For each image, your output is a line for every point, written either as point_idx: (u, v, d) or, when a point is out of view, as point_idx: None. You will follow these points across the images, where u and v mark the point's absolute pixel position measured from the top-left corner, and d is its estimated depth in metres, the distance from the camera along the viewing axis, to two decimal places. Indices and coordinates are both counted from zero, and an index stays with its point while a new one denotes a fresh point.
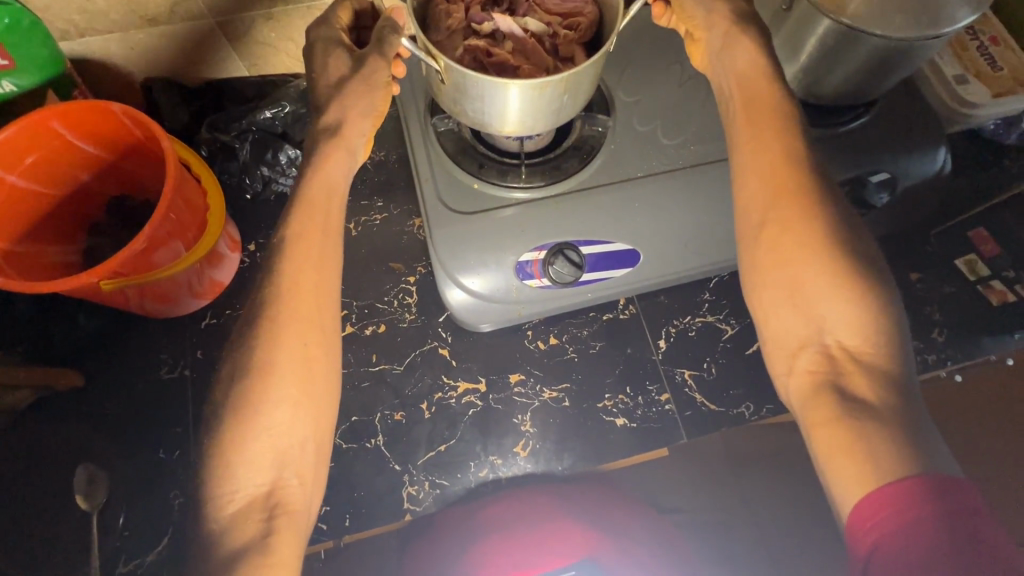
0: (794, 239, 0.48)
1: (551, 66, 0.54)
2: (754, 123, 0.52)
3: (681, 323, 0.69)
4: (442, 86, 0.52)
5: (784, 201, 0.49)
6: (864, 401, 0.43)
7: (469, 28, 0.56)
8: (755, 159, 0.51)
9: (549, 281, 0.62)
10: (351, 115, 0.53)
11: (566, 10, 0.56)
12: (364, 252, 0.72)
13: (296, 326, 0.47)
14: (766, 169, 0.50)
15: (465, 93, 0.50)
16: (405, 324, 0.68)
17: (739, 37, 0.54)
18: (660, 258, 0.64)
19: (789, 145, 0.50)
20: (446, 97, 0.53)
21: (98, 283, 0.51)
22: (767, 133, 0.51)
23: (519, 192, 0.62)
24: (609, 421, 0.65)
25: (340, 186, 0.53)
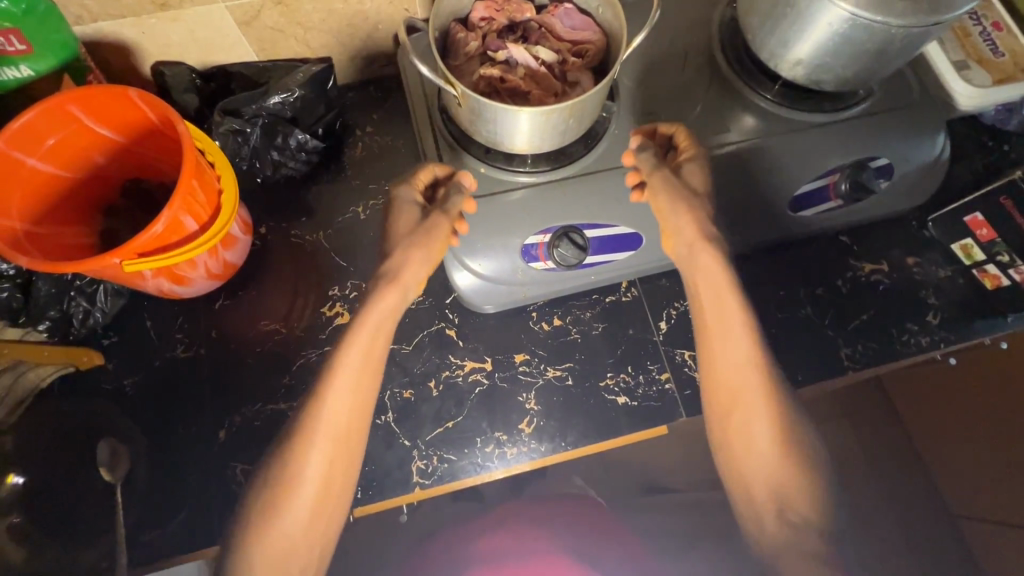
0: (755, 426, 0.59)
1: (559, 91, 0.57)
2: (720, 315, 0.62)
3: (682, 305, 0.71)
4: (459, 108, 0.57)
5: (752, 389, 0.59)
6: (811, 551, 0.56)
7: (485, 56, 0.58)
8: (721, 349, 0.61)
9: (553, 264, 0.64)
10: (409, 265, 0.62)
11: (576, 38, 0.59)
12: (373, 235, 0.73)
13: (331, 446, 0.56)
14: (739, 362, 0.60)
15: (480, 117, 0.56)
16: (412, 305, 0.70)
17: (709, 227, 0.63)
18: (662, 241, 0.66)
19: (747, 338, 0.61)
20: (463, 118, 0.59)
21: (121, 265, 0.53)
22: (728, 325, 0.61)
23: (524, 176, 0.63)
24: (610, 400, 0.67)
25: (386, 325, 0.61)
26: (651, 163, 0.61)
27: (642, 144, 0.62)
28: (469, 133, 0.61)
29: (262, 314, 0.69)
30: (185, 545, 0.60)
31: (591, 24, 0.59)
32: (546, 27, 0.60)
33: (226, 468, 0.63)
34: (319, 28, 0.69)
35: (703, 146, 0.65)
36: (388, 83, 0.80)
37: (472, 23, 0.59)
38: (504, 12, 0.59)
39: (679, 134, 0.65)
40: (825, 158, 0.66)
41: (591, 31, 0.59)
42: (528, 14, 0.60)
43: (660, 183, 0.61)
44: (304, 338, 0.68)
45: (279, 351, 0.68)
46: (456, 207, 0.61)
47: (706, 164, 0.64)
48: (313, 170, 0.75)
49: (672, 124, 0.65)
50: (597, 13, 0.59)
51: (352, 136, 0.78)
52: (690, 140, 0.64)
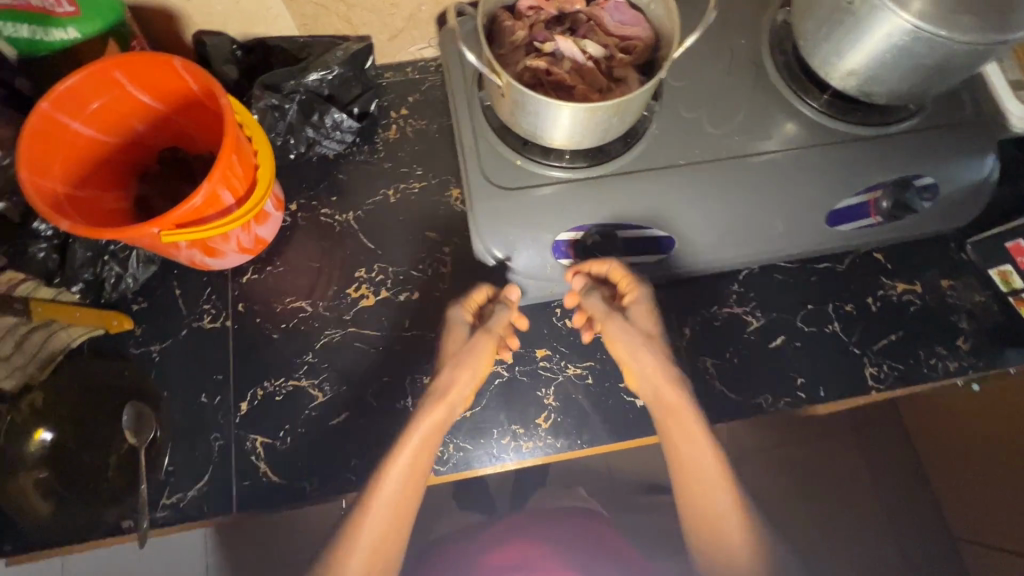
0: (727, 528, 0.60)
1: (605, 86, 0.56)
2: (686, 436, 0.62)
3: (707, 312, 0.70)
4: (501, 99, 0.57)
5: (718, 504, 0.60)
6: None
7: (531, 46, 0.57)
8: (691, 471, 0.61)
9: (584, 261, 0.64)
10: (457, 380, 0.61)
11: (625, 34, 0.58)
12: (403, 219, 0.73)
13: (370, 551, 0.58)
14: (705, 478, 0.61)
15: (523, 109, 0.55)
16: (438, 292, 0.70)
17: (669, 362, 0.64)
18: (693, 247, 0.65)
19: (711, 449, 0.62)
20: (504, 109, 0.59)
21: (159, 235, 0.53)
22: (693, 437, 0.62)
23: (560, 171, 0.63)
24: (629, 402, 0.67)
25: (432, 441, 0.60)
26: (601, 310, 0.64)
27: (589, 287, 0.65)
28: (509, 124, 0.61)
29: (288, 291, 0.70)
30: (203, 512, 0.61)
31: (641, 20, 0.58)
32: (595, 20, 0.59)
33: (246, 440, 0.64)
34: (362, 6, 0.68)
35: (644, 281, 0.67)
36: (426, 66, 0.79)
37: (520, 12, 0.58)
38: (554, 2, 0.58)
39: (616, 273, 0.65)
40: (869, 173, 0.65)
41: (640, 27, 0.58)
42: (577, 5, 0.59)
43: (614, 327, 0.64)
44: (328, 317, 0.69)
45: (304, 328, 0.68)
46: (500, 323, 0.64)
47: (652, 301, 0.66)
48: (347, 149, 0.75)
49: (608, 261, 0.64)
50: (648, 9, 0.57)
51: (387, 118, 0.77)
52: (630, 272, 0.66)
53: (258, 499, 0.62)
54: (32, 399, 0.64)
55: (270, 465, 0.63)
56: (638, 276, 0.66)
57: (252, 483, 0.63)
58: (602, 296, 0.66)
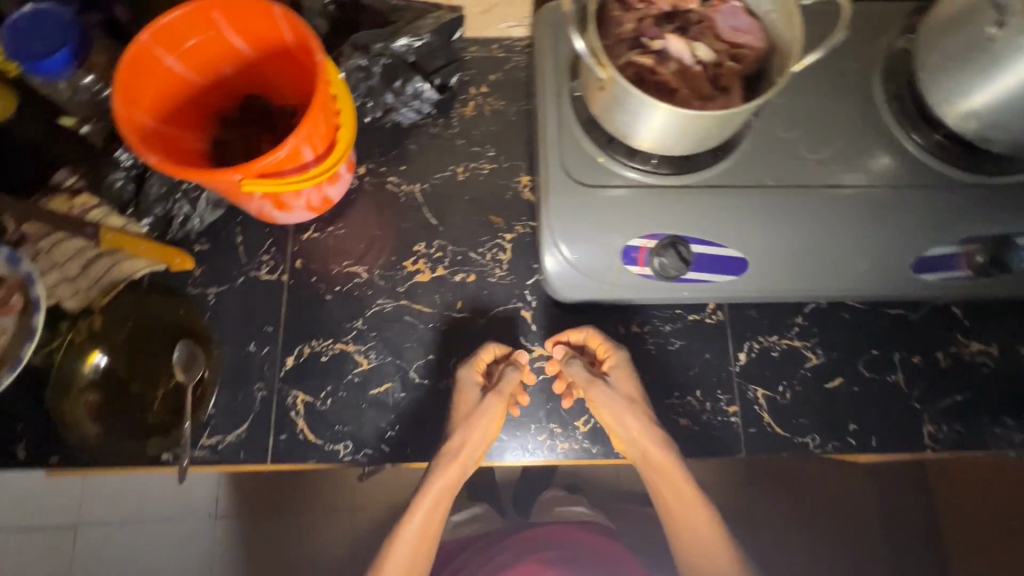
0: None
1: (708, 95, 0.53)
2: (677, 495, 0.63)
3: (766, 341, 0.68)
4: (598, 92, 0.54)
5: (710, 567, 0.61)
6: None
7: (637, 41, 0.54)
8: (687, 532, 0.63)
9: (651, 271, 0.61)
10: (468, 444, 0.61)
11: (737, 40, 0.55)
12: (468, 199, 0.72)
13: None
14: (704, 539, 0.62)
15: (620, 106, 0.53)
16: (494, 279, 0.69)
17: (657, 425, 0.63)
18: (766, 273, 0.62)
19: (700, 499, 0.63)
20: (597, 103, 0.56)
21: (240, 182, 0.53)
22: (683, 501, 0.63)
23: (642, 175, 0.61)
24: (672, 419, 0.66)
25: (445, 495, 0.64)
26: (583, 376, 0.62)
27: (567, 355, 0.65)
28: (599, 119, 0.58)
29: (346, 254, 0.70)
30: (239, 458, 0.63)
31: (756, 29, 0.54)
32: (707, 22, 0.56)
33: (288, 395, 0.65)
34: None
35: (621, 347, 0.66)
36: (512, 45, 0.77)
37: (630, 3, 0.55)
38: None
39: (592, 341, 0.66)
40: (968, 224, 0.61)
41: (754, 35, 0.54)
42: (690, 5, 0.56)
43: (598, 393, 0.61)
44: (382, 286, 0.68)
45: (357, 293, 0.68)
46: (507, 386, 0.62)
47: (631, 366, 0.65)
48: (422, 119, 0.74)
49: (581, 331, 0.66)
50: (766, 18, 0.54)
51: (466, 93, 0.76)
52: (605, 337, 0.65)
53: (294, 454, 0.63)
54: (92, 322, 0.66)
55: (308, 423, 0.64)
56: (614, 342, 0.65)
57: (288, 437, 0.63)
58: (583, 364, 0.64)
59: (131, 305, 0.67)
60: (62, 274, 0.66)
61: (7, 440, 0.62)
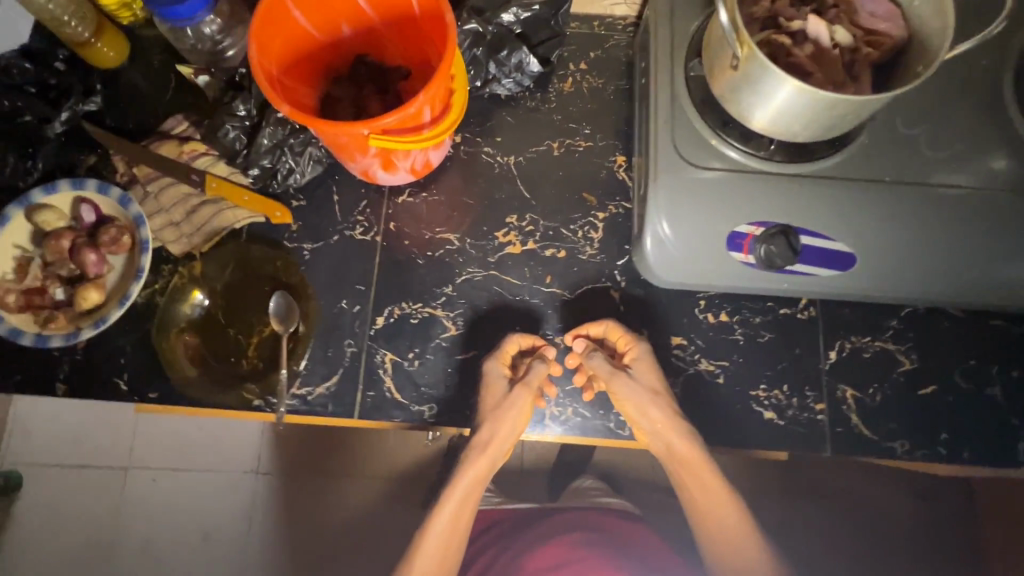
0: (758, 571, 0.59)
1: (840, 81, 0.52)
2: (708, 492, 0.62)
3: (858, 341, 0.66)
4: (729, 70, 0.53)
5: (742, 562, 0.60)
6: None
7: (772, 22, 0.53)
8: (716, 528, 0.62)
9: (754, 260, 0.60)
10: (499, 433, 0.62)
11: (875, 27, 0.53)
12: (562, 175, 0.72)
13: None
14: (732, 534, 0.61)
15: (752, 86, 0.51)
16: (584, 256, 0.69)
17: (682, 417, 0.62)
18: (874, 272, 0.61)
19: (730, 494, 0.62)
20: (724, 82, 0.55)
21: (364, 137, 0.54)
22: (713, 499, 0.62)
23: (756, 161, 0.60)
24: (756, 411, 0.65)
25: (475, 486, 0.65)
26: (606, 369, 0.62)
27: (589, 348, 0.65)
28: (721, 99, 0.57)
29: (438, 221, 0.70)
30: (327, 410, 0.64)
31: (897, 15, 0.52)
32: (844, 7, 0.54)
33: (377, 353, 0.66)
34: None
35: (643, 339, 0.66)
36: (614, 24, 0.76)
37: None
38: None
39: (612, 333, 0.65)
40: None
41: (893, 23, 0.52)
42: None
43: (623, 385, 0.61)
44: (473, 255, 0.69)
45: (449, 260, 0.69)
46: (535, 377, 0.62)
47: (654, 357, 0.64)
48: (521, 92, 0.74)
49: (603, 324, 0.65)
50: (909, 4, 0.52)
51: (565, 69, 0.75)
52: (625, 329, 0.65)
53: (380, 411, 0.64)
54: (193, 267, 0.68)
55: (394, 382, 0.65)
56: (634, 334, 0.65)
57: (375, 395, 0.64)
58: (604, 356, 0.64)
59: (231, 254, 0.68)
60: (168, 218, 0.68)
61: (111, 371, 0.64)
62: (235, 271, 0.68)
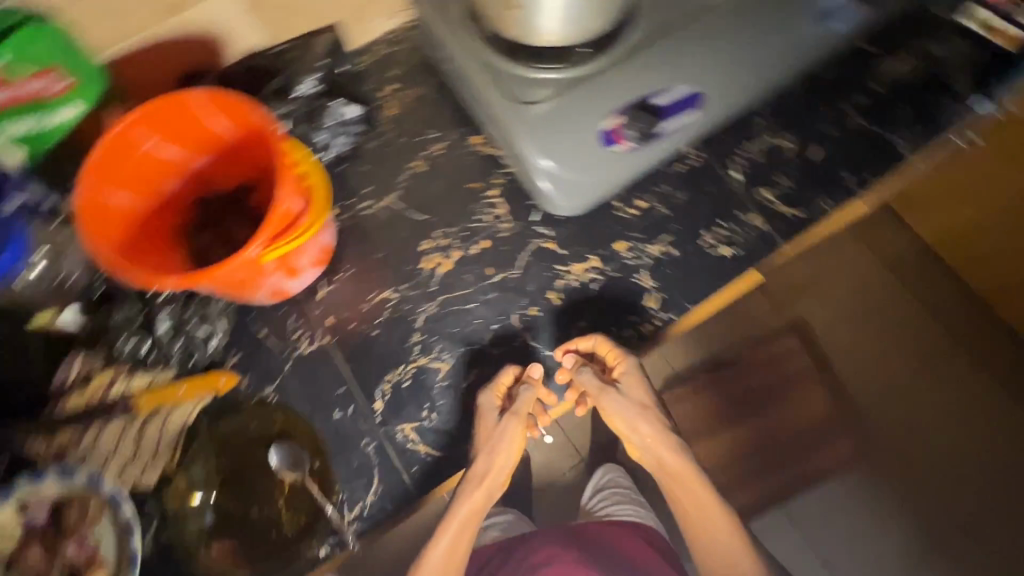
0: (725, 541, 0.69)
1: None
2: (690, 495, 0.70)
3: (746, 151, 0.74)
4: (513, 12, 0.58)
5: (714, 528, 0.69)
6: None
7: None
8: (690, 514, 0.70)
9: (633, 142, 0.65)
10: (493, 465, 0.66)
11: None
12: (441, 182, 0.74)
13: None
14: (714, 536, 0.69)
15: (539, 13, 0.58)
16: (504, 233, 0.71)
17: (668, 429, 0.71)
18: (723, 93, 0.68)
19: (705, 483, 0.70)
20: (515, 26, 0.60)
21: (258, 258, 0.54)
22: (682, 483, 0.70)
23: (580, 68, 0.65)
24: (715, 253, 0.71)
25: (472, 523, 0.67)
26: (594, 384, 0.68)
27: (578, 363, 0.69)
28: (522, 40, 0.62)
29: (366, 288, 0.70)
30: (390, 507, 0.64)
31: None
32: None
33: (395, 432, 0.66)
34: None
35: (630, 352, 0.71)
36: None
37: None
38: None
39: (602, 347, 0.69)
40: None
41: None
42: None
43: (609, 400, 0.69)
44: (417, 295, 0.70)
45: (400, 314, 0.69)
46: (525, 407, 0.66)
47: (640, 369, 0.70)
48: (359, 139, 0.75)
49: (590, 339, 0.69)
50: None
51: (381, 96, 0.76)
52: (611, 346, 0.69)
53: (433, 476, 0.66)
54: (178, 485, 0.64)
55: (428, 443, 0.66)
56: (624, 350, 0.69)
57: (420, 466, 0.66)
58: (593, 370, 0.69)
59: (206, 447, 0.65)
60: (119, 460, 0.62)
61: None
62: (221, 458, 0.65)
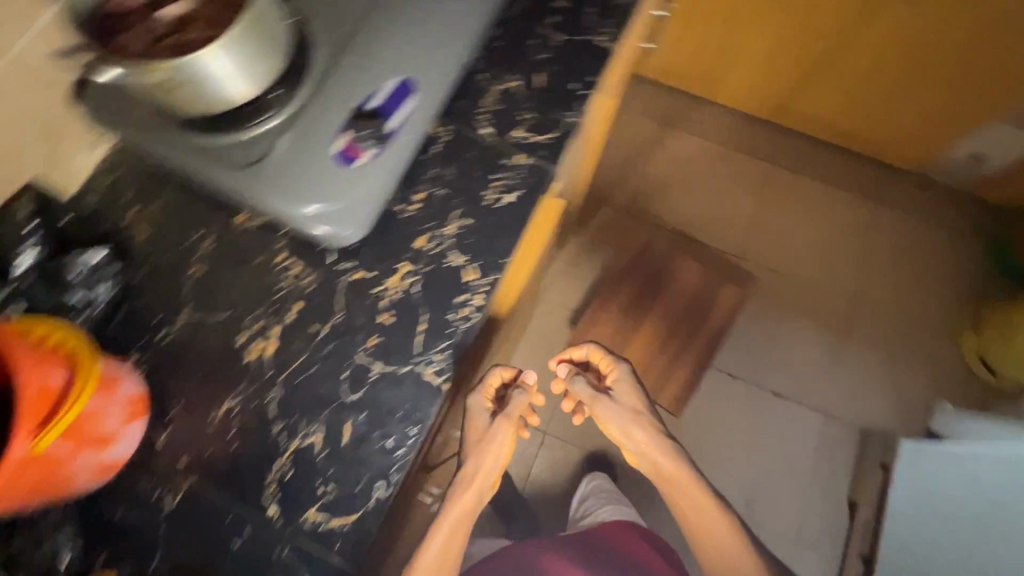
0: (701, 499, 0.96)
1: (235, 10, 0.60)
2: (670, 468, 0.98)
3: (484, 106, 0.79)
4: (177, 90, 0.58)
5: (682, 480, 0.97)
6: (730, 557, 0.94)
7: (156, 37, 0.58)
8: (682, 496, 0.98)
9: (370, 150, 0.68)
10: (483, 464, 0.87)
11: None
12: (228, 274, 0.72)
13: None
14: (694, 499, 0.97)
15: (200, 80, 0.58)
16: (310, 288, 0.71)
17: (662, 436, 0.98)
18: (428, 68, 0.71)
19: (704, 485, 0.97)
20: (190, 99, 0.60)
21: (29, 453, 0.50)
22: (667, 463, 0.98)
23: (287, 108, 0.67)
24: (502, 204, 0.75)
25: (467, 514, 0.87)
26: (587, 392, 0.98)
27: (571, 374, 1.01)
28: (209, 109, 0.62)
29: (205, 409, 0.67)
30: None
31: None
32: None
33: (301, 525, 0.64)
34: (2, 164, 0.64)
35: (620, 364, 1.00)
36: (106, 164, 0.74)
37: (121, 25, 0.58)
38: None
39: (595, 355, 1.01)
40: None
41: None
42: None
43: (603, 405, 0.97)
44: (260, 386, 0.68)
45: (252, 412, 0.67)
46: (513, 408, 0.89)
47: (629, 378, 0.99)
48: (124, 278, 0.70)
49: (513, 368, 0.92)
50: None
51: (126, 226, 0.72)
52: (602, 349, 1.01)
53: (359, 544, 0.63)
54: None
55: (337, 516, 0.64)
56: (615, 362, 1.00)
57: (342, 541, 0.63)
58: (584, 383, 1.00)
59: None
60: None
61: None
62: None
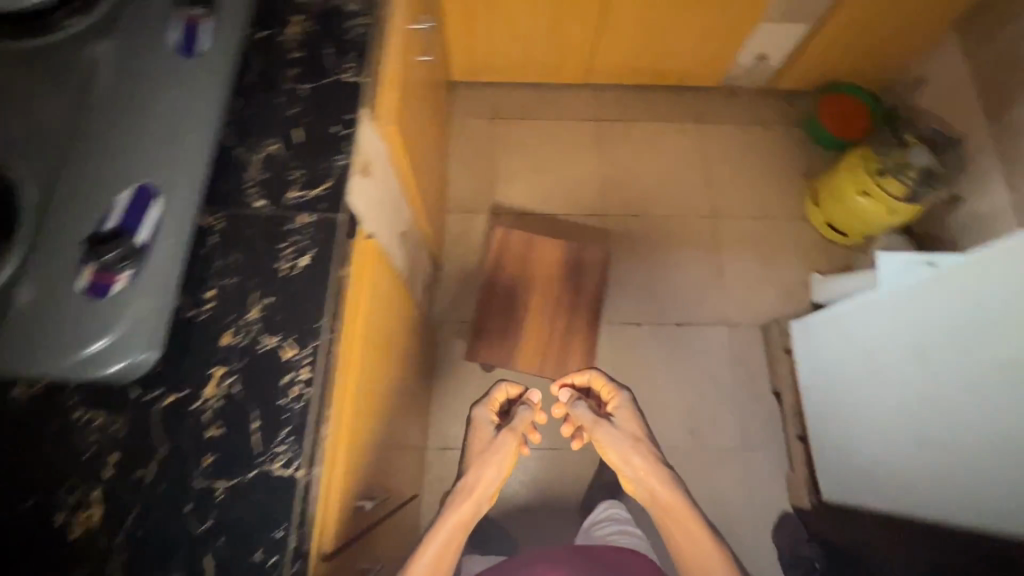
0: (691, 526, 0.90)
1: None
2: (672, 501, 0.93)
3: (250, 178, 0.76)
4: None
5: (675, 509, 0.92)
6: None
7: None
8: (676, 523, 0.92)
9: (124, 274, 0.64)
10: (480, 478, 0.92)
11: None
12: (24, 454, 0.64)
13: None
14: (688, 531, 0.90)
15: None
16: (122, 432, 0.65)
17: (658, 464, 0.97)
18: (162, 165, 0.68)
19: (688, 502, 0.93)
20: None
21: None
22: (657, 488, 0.95)
23: (21, 262, 0.65)
24: (298, 269, 0.72)
25: (447, 528, 0.84)
26: (587, 417, 1.03)
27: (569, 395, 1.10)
28: None
29: None
30: None
31: None
32: None
33: None
34: None
35: (624, 391, 1.06)
36: None
37: None
38: None
39: (596, 381, 1.09)
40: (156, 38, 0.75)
41: None
42: None
43: (603, 430, 1.01)
44: (98, 559, 0.62)
45: None
46: (518, 424, 0.99)
47: (629, 407, 1.04)
48: None
49: (517, 387, 1.08)
50: None
51: None
52: (602, 375, 1.09)
53: None
54: None
55: None
56: (614, 388, 1.07)
57: None
58: (586, 408, 1.05)
59: None
60: None
61: None
62: None
